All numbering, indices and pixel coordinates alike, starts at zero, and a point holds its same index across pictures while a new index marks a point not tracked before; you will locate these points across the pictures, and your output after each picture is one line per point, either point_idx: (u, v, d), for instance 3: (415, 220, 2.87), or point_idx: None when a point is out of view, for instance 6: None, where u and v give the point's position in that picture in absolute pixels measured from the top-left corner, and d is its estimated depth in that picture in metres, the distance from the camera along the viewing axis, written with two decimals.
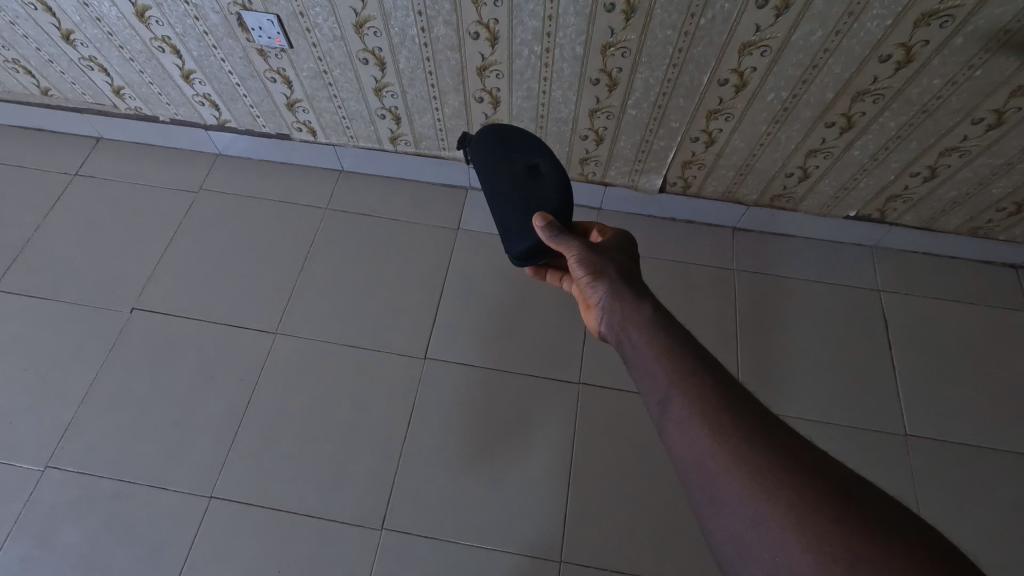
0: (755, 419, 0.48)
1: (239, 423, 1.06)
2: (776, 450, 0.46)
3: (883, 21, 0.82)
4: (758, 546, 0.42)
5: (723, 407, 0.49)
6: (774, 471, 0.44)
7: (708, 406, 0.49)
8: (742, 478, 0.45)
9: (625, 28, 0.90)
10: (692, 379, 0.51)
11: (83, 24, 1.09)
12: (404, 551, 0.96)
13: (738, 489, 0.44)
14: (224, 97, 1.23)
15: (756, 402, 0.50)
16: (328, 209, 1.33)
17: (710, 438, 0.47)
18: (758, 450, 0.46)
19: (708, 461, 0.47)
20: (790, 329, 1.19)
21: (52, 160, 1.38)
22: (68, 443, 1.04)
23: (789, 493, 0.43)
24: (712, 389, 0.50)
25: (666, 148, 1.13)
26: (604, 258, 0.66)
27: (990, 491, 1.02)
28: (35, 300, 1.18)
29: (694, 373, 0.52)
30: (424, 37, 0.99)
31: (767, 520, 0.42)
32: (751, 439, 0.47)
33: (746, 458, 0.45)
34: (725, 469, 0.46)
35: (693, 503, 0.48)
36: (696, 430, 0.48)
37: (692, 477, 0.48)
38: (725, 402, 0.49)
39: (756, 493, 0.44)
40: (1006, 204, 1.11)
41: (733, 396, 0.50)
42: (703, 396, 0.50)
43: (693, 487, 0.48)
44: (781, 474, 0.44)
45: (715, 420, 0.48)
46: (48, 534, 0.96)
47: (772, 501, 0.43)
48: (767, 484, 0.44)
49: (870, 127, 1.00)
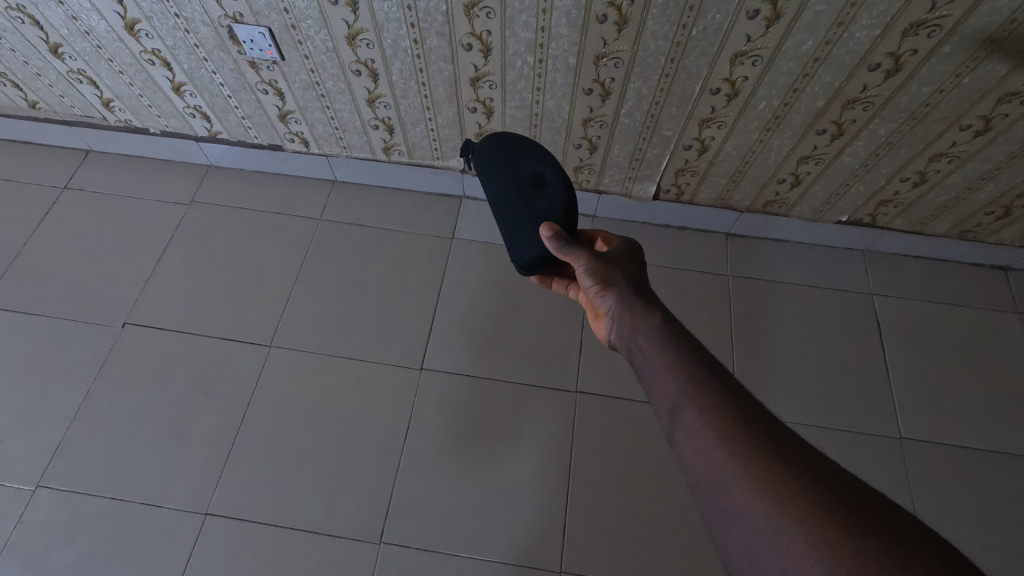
0: (766, 430, 0.48)
1: (234, 439, 1.05)
2: (788, 459, 0.46)
3: (871, 31, 0.83)
4: (769, 555, 0.42)
5: (734, 417, 0.49)
6: (785, 481, 0.44)
7: (719, 417, 0.49)
8: (753, 488, 0.45)
9: (618, 39, 0.91)
10: (702, 389, 0.52)
11: (71, 37, 1.08)
12: (403, 566, 0.95)
13: (749, 500, 0.44)
14: (215, 109, 1.22)
15: (768, 413, 0.50)
16: (322, 219, 1.32)
17: (721, 448, 0.47)
18: (769, 460, 0.46)
19: (719, 471, 0.47)
20: (784, 334, 1.20)
21: (40, 173, 1.36)
22: (60, 461, 1.02)
23: (800, 503, 0.43)
24: (723, 399, 0.51)
25: (659, 156, 1.13)
26: (613, 268, 0.66)
27: (984, 492, 1.03)
28: (24, 316, 1.16)
29: (705, 383, 0.52)
30: (417, 49, 0.99)
31: (778, 529, 0.42)
32: (762, 448, 0.47)
33: (758, 468, 0.45)
34: (736, 480, 0.46)
35: (704, 513, 0.48)
36: (707, 440, 0.48)
37: (703, 487, 0.48)
38: (736, 412, 0.49)
39: (766, 503, 0.44)
40: (994, 208, 1.13)
41: (744, 406, 0.50)
42: (714, 406, 0.50)
43: (705, 496, 0.48)
44: (793, 485, 0.44)
45: (726, 430, 0.48)
46: (40, 554, 0.94)
47: (783, 512, 0.43)
48: (779, 494, 0.44)
49: (861, 133, 1.01)
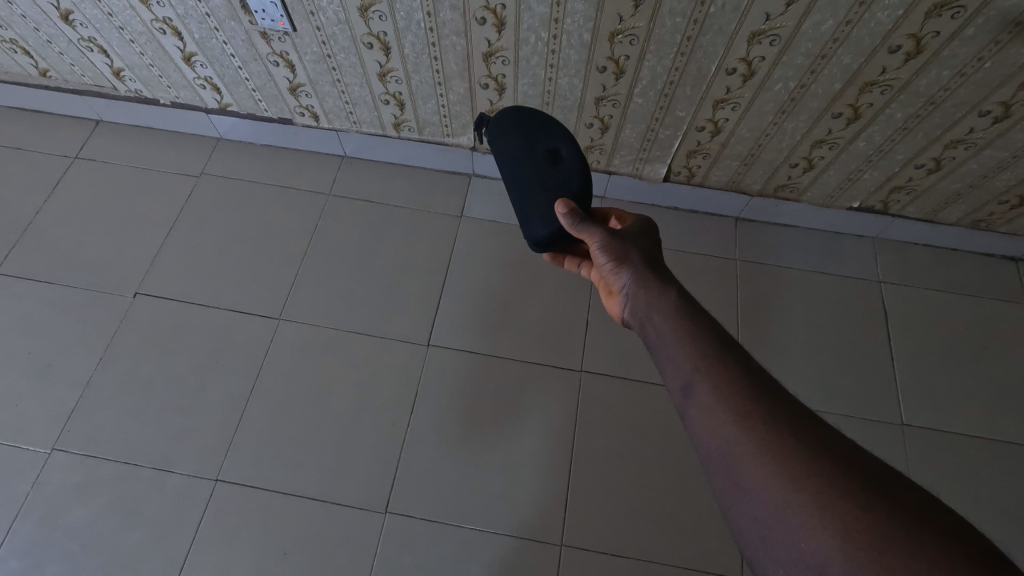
0: (781, 407, 0.49)
1: (243, 409, 1.07)
2: (803, 436, 0.46)
3: (894, 11, 0.82)
4: (779, 529, 0.43)
5: (749, 394, 0.50)
6: (799, 457, 0.45)
7: (733, 394, 0.50)
8: (766, 463, 0.45)
9: (634, 15, 0.89)
10: (718, 366, 0.52)
11: (82, 4, 1.07)
12: (408, 536, 0.97)
13: (763, 475, 0.45)
14: (226, 81, 1.21)
15: (781, 390, 0.51)
16: (331, 194, 1.32)
17: (735, 424, 0.48)
18: (783, 437, 0.46)
19: (731, 447, 0.48)
20: (790, 319, 1.20)
21: (51, 143, 1.37)
22: (74, 426, 1.04)
23: (814, 478, 0.43)
24: (738, 377, 0.51)
25: (671, 137, 1.13)
26: (627, 246, 0.67)
27: (984, 479, 1.04)
28: (36, 284, 1.18)
29: (719, 360, 0.53)
30: (430, 22, 0.98)
31: (789, 504, 0.43)
32: (776, 425, 0.47)
33: (772, 444, 0.46)
34: (749, 455, 0.46)
35: (715, 488, 0.49)
36: (721, 416, 0.49)
37: (715, 461, 0.49)
38: (751, 389, 0.50)
39: (779, 478, 0.44)
40: (1009, 197, 1.12)
41: (759, 383, 0.51)
42: (728, 383, 0.51)
43: (716, 471, 0.48)
44: (807, 461, 0.44)
45: (740, 406, 0.49)
46: (56, 515, 0.97)
47: (798, 487, 0.43)
48: (793, 470, 0.44)
49: (877, 118, 0.99)
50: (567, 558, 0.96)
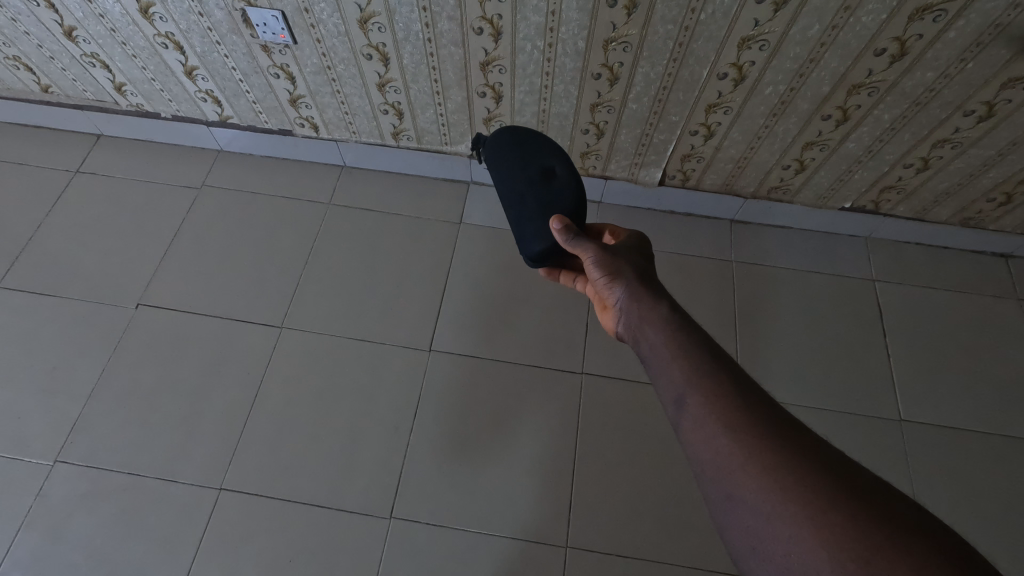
0: (772, 419, 0.50)
1: (246, 417, 1.08)
2: (796, 449, 0.47)
3: (878, 15, 0.84)
4: (771, 539, 0.44)
5: (740, 405, 0.51)
6: (789, 468, 0.46)
7: (725, 406, 0.51)
8: (757, 475, 0.46)
9: (627, 23, 0.92)
10: (709, 378, 0.53)
11: (86, 20, 1.09)
12: (412, 540, 0.97)
13: (754, 486, 0.46)
14: (226, 94, 1.23)
15: (772, 401, 0.52)
16: (331, 204, 1.34)
17: (726, 436, 0.49)
18: (774, 449, 0.47)
19: (724, 458, 0.48)
20: (786, 317, 1.22)
21: (53, 158, 1.38)
22: (77, 437, 1.04)
23: (804, 490, 0.44)
24: (730, 389, 0.52)
25: (665, 141, 1.15)
26: (620, 260, 0.68)
27: (982, 473, 1.05)
28: (38, 298, 1.18)
29: (712, 373, 0.54)
30: (428, 32, 1.00)
31: (780, 513, 0.44)
32: (766, 436, 0.48)
33: (763, 455, 0.47)
34: (741, 468, 0.47)
35: (708, 499, 0.49)
36: (712, 429, 0.50)
37: (708, 474, 0.49)
38: (742, 401, 0.51)
39: (770, 489, 0.45)
40: (996, 195, 1.14)
41: (750, 394, 0.52)
42: (720, 396, 0.52)
43: (709, 484, 0.49)
44: (796, 472, 0.45)
45: (732, 419, 0.50)
46: (58, 527, 0.97)
47: (787, 498, 0.44)
48: (782, 481, 0.45)
49: (866, 119, 1.02)
50: (572, 559, 0.96)
